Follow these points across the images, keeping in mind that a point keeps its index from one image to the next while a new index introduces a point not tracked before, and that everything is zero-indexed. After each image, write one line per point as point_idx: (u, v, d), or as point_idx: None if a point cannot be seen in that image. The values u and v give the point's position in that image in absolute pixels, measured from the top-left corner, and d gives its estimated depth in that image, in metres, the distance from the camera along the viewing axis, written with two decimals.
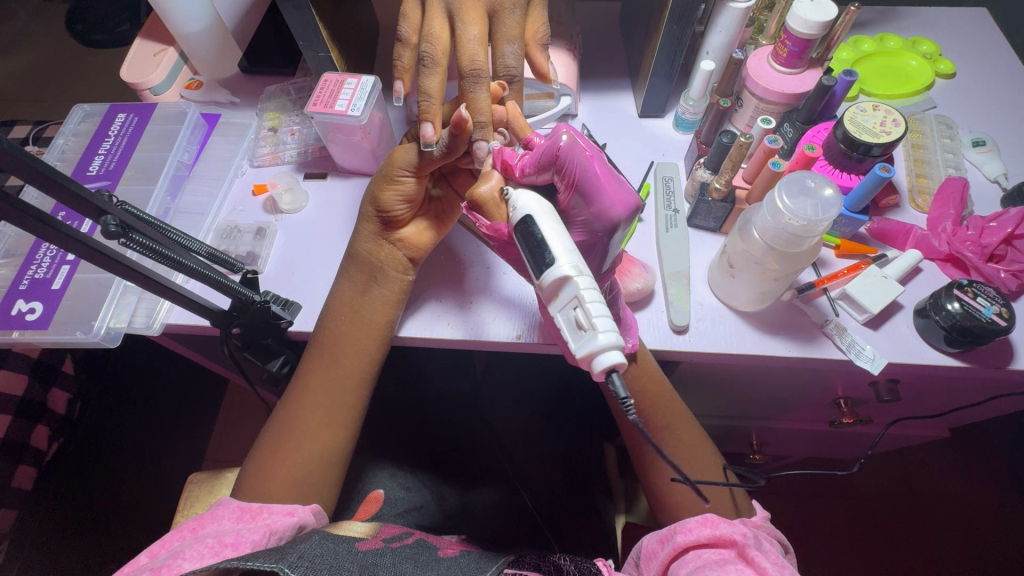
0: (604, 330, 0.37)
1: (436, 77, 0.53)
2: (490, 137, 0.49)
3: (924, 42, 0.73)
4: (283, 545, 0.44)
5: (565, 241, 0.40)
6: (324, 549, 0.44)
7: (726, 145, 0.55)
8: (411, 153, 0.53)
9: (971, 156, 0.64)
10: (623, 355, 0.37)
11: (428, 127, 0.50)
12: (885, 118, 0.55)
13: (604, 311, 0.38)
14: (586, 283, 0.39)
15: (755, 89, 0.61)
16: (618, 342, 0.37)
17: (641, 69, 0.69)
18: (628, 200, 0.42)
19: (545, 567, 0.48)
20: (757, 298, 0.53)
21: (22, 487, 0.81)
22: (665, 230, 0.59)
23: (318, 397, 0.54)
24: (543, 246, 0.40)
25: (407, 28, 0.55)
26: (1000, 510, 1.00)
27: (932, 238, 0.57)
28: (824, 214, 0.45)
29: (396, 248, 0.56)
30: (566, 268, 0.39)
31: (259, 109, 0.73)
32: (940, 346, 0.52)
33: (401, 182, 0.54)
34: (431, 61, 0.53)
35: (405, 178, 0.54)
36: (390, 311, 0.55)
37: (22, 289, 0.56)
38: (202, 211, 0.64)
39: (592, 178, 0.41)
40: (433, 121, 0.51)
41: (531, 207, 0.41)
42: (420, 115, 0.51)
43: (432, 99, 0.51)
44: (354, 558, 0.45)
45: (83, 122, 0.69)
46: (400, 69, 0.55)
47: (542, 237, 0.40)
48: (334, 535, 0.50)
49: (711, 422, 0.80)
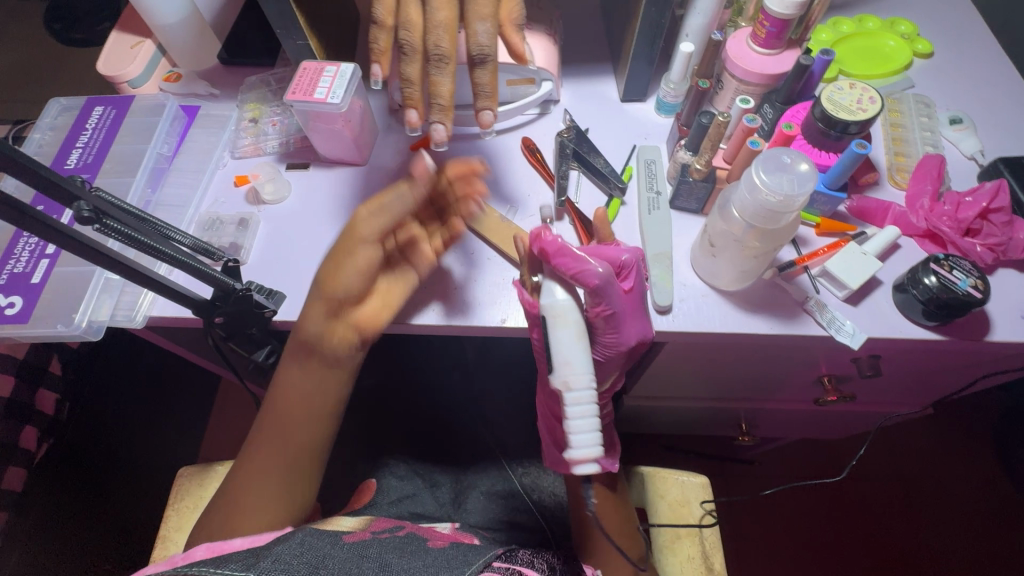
0: (579, 446, 0.44)
1: (415, 67, 0.53)
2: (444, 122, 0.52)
3: (902, 22, 0.74)
4: (261, 547, 0.44)
5: (573, 353, 0.45)
6: (306, 547, 0.44)
7: (705, 125, 0.55)
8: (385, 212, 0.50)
9: (948, 133, 0.65)
10: (593, 470, 0.44)
11: (411, 114, 0.53)
12: (862, 96, 0.55)
13: (584, 428, 0.44)
14: (578, 399, 0.44)
15: (735, 70, 0.62)
16: (592, 446, 0.44)
17: (622, 53, 0.69)
18: (642, 335, 0.52)
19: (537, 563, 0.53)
20: (738, 276, 0.54)
21: (11, 488, 0.80)
22: (647, 212, 0.60)
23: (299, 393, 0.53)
24: (548, 353, 0.46)
25: (382, 9, 0.52)
26: (984, 484, 1.02)
27: (910, 215, 0.58)
28: (800, 188, 0.45)
29: (349, 331, 0.52)
30: (564, 379, 0.45)
31: (239, 100, 0.72)
32: (919, 320, 0.53)
33: (355, 253, 0.50)
34: (411, 50, 0.52)
35: (361, 247, 0.50)
36: (339, 387, 0.55)
37: (1, 284, 0.55)
38: (183, 203, 0.64)
39: (619, 312, 0.50)
40: (418, 107, 0.54)
41: (548, 307, 0.47)
42: (403, 102, 0.54)
43: (412, 84, 0.53)
44: (338, 552, 0.45)
45: (60, 116, 0.68)
46: (376, 52, 0.53)
47: (549, 344, 0.46)
48: (319, 530, 0.50)
49: (699, 404, 0.81)
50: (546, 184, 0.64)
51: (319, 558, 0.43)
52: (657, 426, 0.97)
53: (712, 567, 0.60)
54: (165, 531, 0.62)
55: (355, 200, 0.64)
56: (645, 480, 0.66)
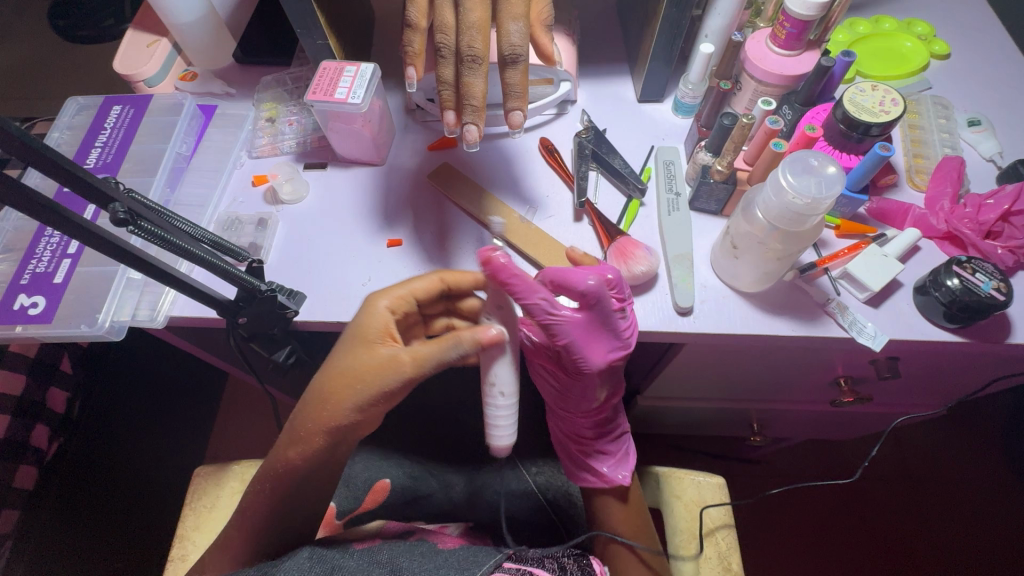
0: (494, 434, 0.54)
1: (451, 69, 0.53)
2: (476, 122, 0.52)
3: (919, 23, 0.74)
4: (270, 563, 0.45)
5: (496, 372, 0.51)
6: (315, 560, 0.45)
7: (727, 127, 0.55)
8: (434, 363, 0.48)
9: (967, 135, 0.65)
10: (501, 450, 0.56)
11: (449, 115, 0.54)
12: (884, 98, 0.55)
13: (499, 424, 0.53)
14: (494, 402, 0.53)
15: (754, 72, 0.61)
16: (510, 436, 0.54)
17: (640, 54, 0.69)
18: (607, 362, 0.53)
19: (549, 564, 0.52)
20: (760, 278, 0.54)
21: (25, 487, 0.80)
22: (667, 214, 0.60)
23: (314, 425, 0.49)
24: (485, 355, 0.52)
25: (415, 12, 0.53)
26: (994, 486, 1.02)
27: (931, 216, 0.58)
28: (827, 191, 0.45)
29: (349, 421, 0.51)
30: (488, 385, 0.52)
31: (256, 100, 0.72)
32: (940, 322, 0.53)
33: (371, 350, 0.49)
34: (448, 53, 0.52)
35: (377, 347, 0.49)
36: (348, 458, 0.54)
37: (23, 283, 0.55)
38: (202, 203, 0.64)
39: (575, 341, 0.51)
40: (455, 109, 0.54)
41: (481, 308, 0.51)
42: (440, 104, 0.54)
43: (448, 86, 0.53)
44: (347, 563, 0.46)
45: (78, 114, 0.68)
46: (411, 54, 0.54)
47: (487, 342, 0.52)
48: (328, 543, 0.50)
49: (713, 404, 0.81)
50: (564, 185, 0.64)
51: (328, 571, 0.44)
52: (668, 427, 0.97)
53: (730, 567, 0.59)
54: (182, 531, 0.62)
55: (373, 200, 0.64)
56: (658, 481, 0.65)
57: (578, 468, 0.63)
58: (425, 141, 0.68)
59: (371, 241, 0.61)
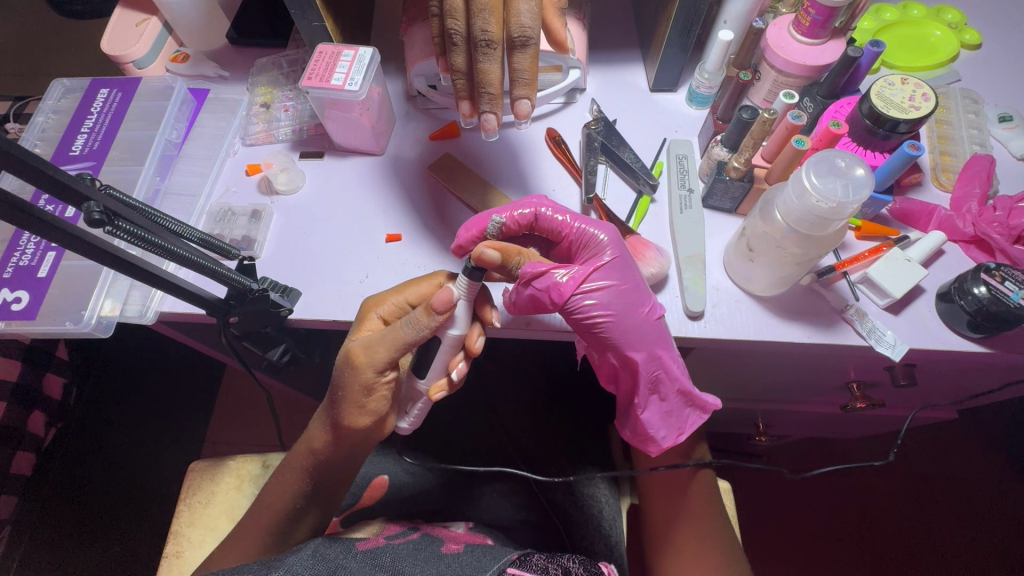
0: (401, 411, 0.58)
1: (464, 57, 0.50)
2: (493, 112, 0.49)
3: (949, 10, 0.69)
4: (280, 553, 0.45)
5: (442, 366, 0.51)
6: (319, 558, 0.44)
7: (746, 122, 0.52)
8: (390, 345, 0.47)
9: (997, 132, 0.61)
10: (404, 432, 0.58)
11: (463, 105, 0.52)
12: (915, 92, 0.52)
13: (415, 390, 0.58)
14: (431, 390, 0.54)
15: (775, 61, 0.58)
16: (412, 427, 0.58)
17: (654, 39, 0.65)
18: (609, 229, 0.50)
19: (553, 570, 0.46)
20: (774, 282, 0.51)
21: (21, 473, 0.79)
22: (679, 212, 0.57)
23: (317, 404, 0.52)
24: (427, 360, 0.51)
25: None
26: (998, 488, 1.01)
27: (957, 219, 0.55)
28: (854, 195, 0.42)
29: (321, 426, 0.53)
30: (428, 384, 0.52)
31: (250, 83, 0.69)
32: (963, 331, 0.51)
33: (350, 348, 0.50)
34: (459, 40, 0.49)
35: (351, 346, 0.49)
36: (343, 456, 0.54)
37: (6, 277, 0.53)
38: (193, 192, 0.61)
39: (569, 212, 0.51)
40: (469, 98, 0.52)
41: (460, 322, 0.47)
42: (454, 94, 0.52)
43: (461, 75, 0.51)
44: (352, 561, 0.46)
45: (63, 98, 0.65)
46: None
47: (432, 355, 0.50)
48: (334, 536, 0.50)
49: (718, 404, 0.78)
50: (572, 180, 0.61)
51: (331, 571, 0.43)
52: None
53: None
54: (176, 527, 0.61)
55: (374, 192, 0.61)
56: None
57: (638, 407, 0.52)
58: (427, 130, 0.65)
59: (366, 237, 0.58)
